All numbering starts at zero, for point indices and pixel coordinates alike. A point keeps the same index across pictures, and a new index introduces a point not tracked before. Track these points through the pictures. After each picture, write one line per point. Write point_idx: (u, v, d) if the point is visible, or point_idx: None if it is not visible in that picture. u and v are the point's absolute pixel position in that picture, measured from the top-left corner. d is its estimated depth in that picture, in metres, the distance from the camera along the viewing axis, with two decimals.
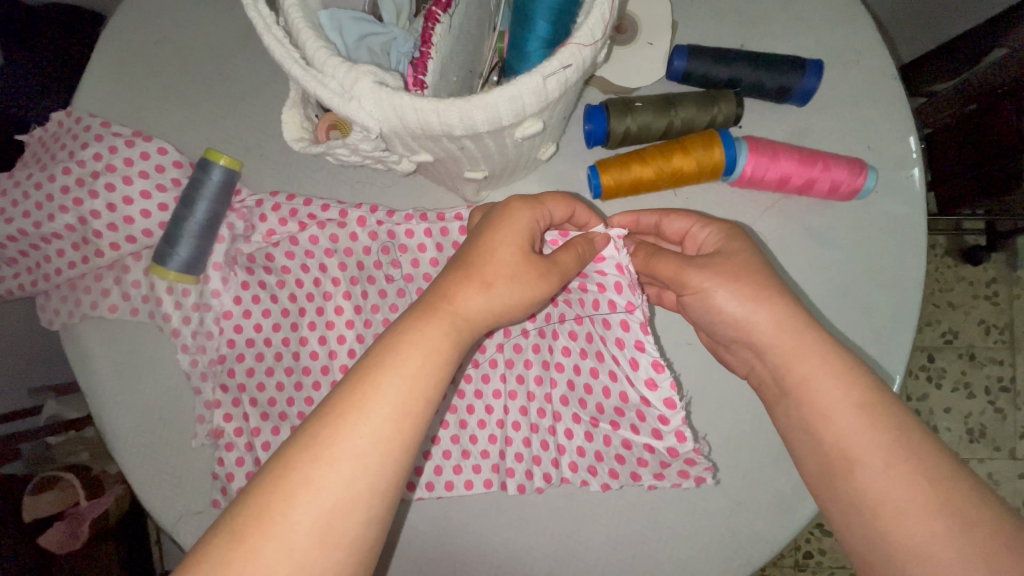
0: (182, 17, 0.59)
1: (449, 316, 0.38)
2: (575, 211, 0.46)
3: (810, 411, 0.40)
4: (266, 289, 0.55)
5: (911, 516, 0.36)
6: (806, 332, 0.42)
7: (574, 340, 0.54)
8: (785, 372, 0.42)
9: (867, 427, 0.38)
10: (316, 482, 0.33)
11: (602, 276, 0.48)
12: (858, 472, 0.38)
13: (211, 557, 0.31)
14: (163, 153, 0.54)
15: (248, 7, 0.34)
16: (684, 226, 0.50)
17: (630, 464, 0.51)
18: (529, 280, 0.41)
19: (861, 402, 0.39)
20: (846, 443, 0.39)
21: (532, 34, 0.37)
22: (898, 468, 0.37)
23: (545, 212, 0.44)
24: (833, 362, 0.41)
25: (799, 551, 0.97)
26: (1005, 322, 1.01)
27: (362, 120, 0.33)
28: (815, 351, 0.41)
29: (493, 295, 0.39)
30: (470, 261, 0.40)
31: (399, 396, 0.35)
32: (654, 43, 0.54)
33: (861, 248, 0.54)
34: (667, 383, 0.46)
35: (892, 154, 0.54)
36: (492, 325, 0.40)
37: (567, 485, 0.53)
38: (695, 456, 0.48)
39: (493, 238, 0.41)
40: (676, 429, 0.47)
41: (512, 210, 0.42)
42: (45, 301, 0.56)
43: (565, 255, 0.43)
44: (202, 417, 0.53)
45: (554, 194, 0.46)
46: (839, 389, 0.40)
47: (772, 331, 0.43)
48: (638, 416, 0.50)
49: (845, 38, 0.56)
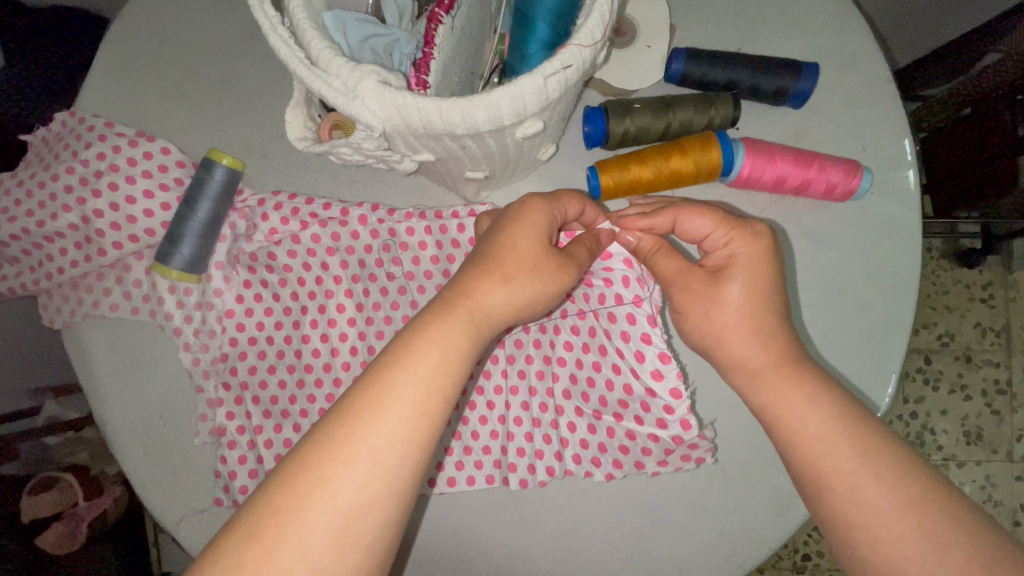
0: (184, 18, 0.59)
1: (469, 311, 0.39)
2: (586, 208, 0.47)
3: (776, 436, 0.42)
4: (269, 288, 0.56)
5: (878, 538, 0.37)
6: (778, 360, 0.43)
7: (577, 335, 0.55)
8: (752, 395, 0.44)
9: (829, 452, 0.40)
10: (332, 481, 0.33)
11: (608, 272, 0.51)
12: (847, 469, 0.39)
13: (226, 555, 0.31)
14: (166, 153, 0.55)
15: (253, 8, 0.35)
16: (705, 227, 0.45)
17: (634, 454, 0.52)
18: (545, 277, 0.41)
19: (813, 437, 0.40)
20: (818, 471, 0.40)
21: (532, 36, 0.38)
22: (862, 494, 0.38)
23: (559, 209, 0.44)
24: (802, 388, 0.42)
25: (797, 553, 0.97)
26: (1001, 324, 1.02)
27: (366, 119, 0.34)
28: (779, 381, 0.42)
29: (513, 289, 0.40)
30: (488, 256, 0.41)
31: (417, 395, 0.35)
32: (652, 46, 0.55)
33: (857, 249, 0.54)
34: (673, 373, 0.49)
35: (888, 156, 0.55)
36: (509, 322, 0.41)
37: (569, 479, 0.53)
38: (699, 440, 0.50)
39: (510, 232, 0.42)
40: (681, 417, 0.50)
41: (526, 207, 0.43)
42: (47, 300, 0.57)
43: (578, 248, 0.45)
44: (205, 416, 0.54)
45: (567, 190, 0.46)
46: (802, 416, 0.41)
47: (745, 354, 0.44)
48: (642, 407, 0.52)
49: (839, 41, 0.57)
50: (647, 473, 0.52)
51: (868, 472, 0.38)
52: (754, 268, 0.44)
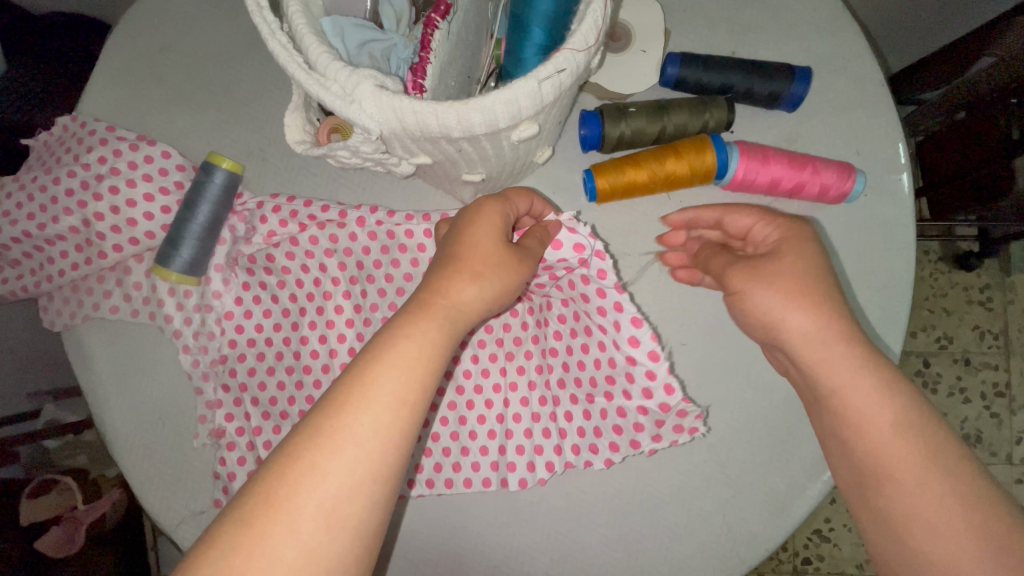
0: (183, 23, 0.60)
1: (443, 308, 0.39)
2: (535, 202, 0.48)
3: (841, 422, 0.40)
4: (267, 289, 0.56)
5: (938, 535, 0.36)
6: (845, 342, 0.40)
7: (564, 323, 0.56)
8: (819, 375, 0.41)
9: (905, 448, 0.38)
10: (320, 468, 0.33)
11: (564, 262, 0.50)
12: (897, 468, 0.38)
13: (221, 542, 0.31)
14: (167, 157, 0.55)
15: (253, 14, 0.35)
16: (747, 223, 0.50)
17: (628, 433, 0.52)
18: (513, 271, 0.43)
19: (882, 437, 0.38)
20: (875, 461, 0.38)
21: (527, 41, 0.39)
22: (932, 491, 0.37)
23: (512, 207, 0.46)
24: (870, 376, 0.39)
25: (797, 557, 0.97)
26: (999, 327, 1.02)
27: (363, 122, 0.34)
28: (848, 368, 0.40)
29: (483, 285, 0.41)
30: (455, 256, 0.42)
31: (397, 384, 0.36)
32: (647, 51, 0.55)
33: (851, 251, 0.55)
34: (648, 335, 0.48)
35: (880, 158, 0.56)
36: (480, 317, 0.42)
37: (568, 471, 0.54)
38: (686, 407, 0.49)
39: (471, 233, 0.43)
40: (664, 382, 0.49)
41: (482, 206, 0.44)
42: (48, 303, 0.57)
43: (531, 241, 0.46)
44: (203, 418, 0.54)
45: (516, 189, 0.47)
46: (874, 407, 0.39)
47: (812, 330, 0.41)
48: (628, 378, 0.51)
49: (833, 45, 0.58)
50: (642, 452, 0.52)
51: (932, 475, 0.37)
52: (805, 247, 0.45)
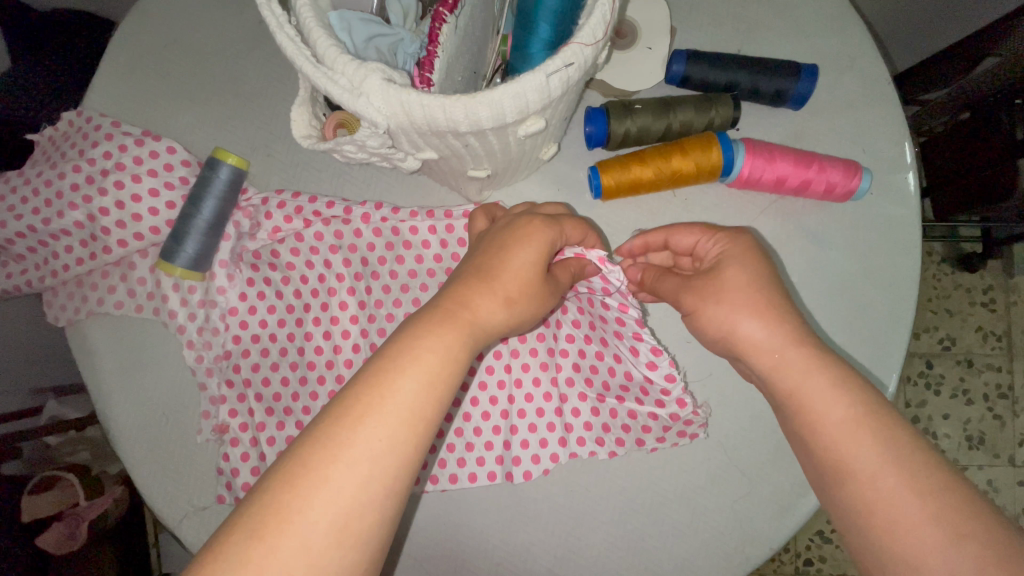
0: (190, 19, 0.60)
1: (467, 324, 0.39)
2: (587, 238, 0.48)
3: (798, 421, 0.41)
4: (272, 285, 0.56)
5: (899, 527, 0.35)
6: (796, 340, 0.42)
7: (578, 328, 0.56)
8: (776, 378, 0.42)
9: (855, 441, 0.38)
10: (333, 481, 0.33)
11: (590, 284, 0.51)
12: (852, 460, 0.38)
13: (229, 553, 0.31)
14: (172, 152, 0.55)
15: (260, 6, 0.35)
16: (691, 239, 0.49)
17: (635, 431, 0.53)
18: (541, 301, 0.43)
19: (835, 432, 0.39)
20: (833, 455, 0.39)
21: (533, 36, 0.39)
22: (886, 481, 0.36)
23: (562, 235, 0.45)
24: (822, 372, 0.41)
25: (799, 558, 0.97)
26: (1002, 328, 1.02)
27: (371, 116, 0.34)
28: (796, 369, 0.41)
29: (514, 311, 0.41)
30: (488, 272, 0.41)
31: (415, 399, 0.36)
32: (653, 47, 0.56)
33: (857, 249, 0.54)
34: (666, 362, 0.50)
35: (886, 156, 0.55)
36: (497, 337, 0.42)
37: (575, 461, 0.54)
38: (692, 416, 0.51)
39: (507, 250, 0.42)
40: (676, 398, 0.51)
41: (531, 228, 0.44)
42: (52, 298, 0.57)
43: (564, 272, 0.46)
44: (207, 413, 0.54)
45: (573, 220, 0.47)
46: (827, 402, 0.40)
47: (760, 336, 0.43)
48: (642, 390, 0.53)
49: (840, 42, 0.57)
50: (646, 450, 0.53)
51: (893, 467, 0.37)
52: (752, 257, 0.46)
